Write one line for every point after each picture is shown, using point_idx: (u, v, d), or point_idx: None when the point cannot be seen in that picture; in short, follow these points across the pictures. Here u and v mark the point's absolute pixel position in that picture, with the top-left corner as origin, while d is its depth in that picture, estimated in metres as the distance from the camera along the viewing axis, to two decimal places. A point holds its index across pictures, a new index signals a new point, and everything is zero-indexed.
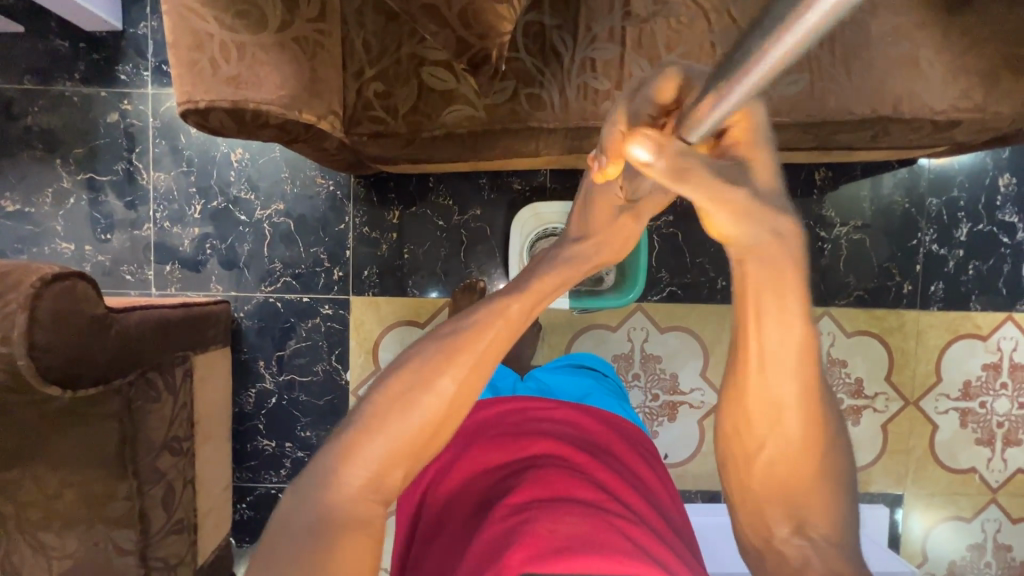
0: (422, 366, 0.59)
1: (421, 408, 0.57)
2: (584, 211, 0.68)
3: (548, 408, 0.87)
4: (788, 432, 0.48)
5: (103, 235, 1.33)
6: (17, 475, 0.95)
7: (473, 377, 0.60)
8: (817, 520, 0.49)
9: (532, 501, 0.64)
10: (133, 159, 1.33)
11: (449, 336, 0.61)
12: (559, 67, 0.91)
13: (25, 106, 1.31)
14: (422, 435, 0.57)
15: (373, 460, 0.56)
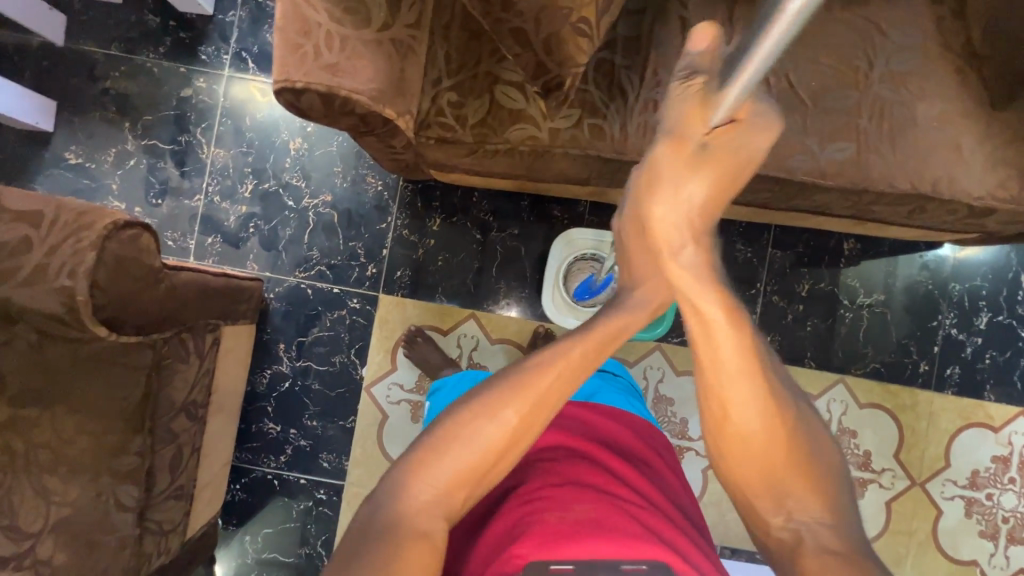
0: (485, 402, 0.66)
1: (487, 440, 0.64)
2: (626, 253, 0.77)
3: (563, 408, 0.89)
4: (741, 401, 0.64)
5: (155, 200, 1.38)
6: (37, 414, 0.96)
7: (535, 411, 0.66)
8: (792, 491, 0.63)
9: (544, 490, 0.72)
10: (197, 133, 1.38)
11: (518, 375, 0.67)
12: (623, 104, 0.96)
13: (106, 70, 1.38)
14: (487, 459, 0.64)
15: (438, 480, 0.63)
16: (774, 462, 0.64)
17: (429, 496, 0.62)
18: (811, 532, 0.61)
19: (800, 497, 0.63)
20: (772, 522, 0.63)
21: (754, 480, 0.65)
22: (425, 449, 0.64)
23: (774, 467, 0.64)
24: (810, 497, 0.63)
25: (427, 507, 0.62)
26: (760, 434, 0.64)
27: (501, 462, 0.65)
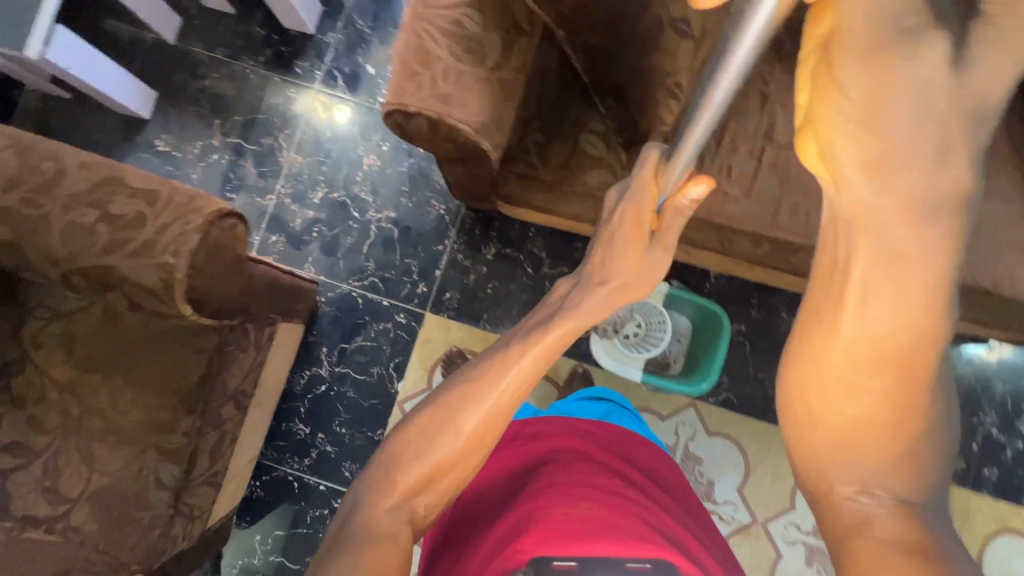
0: (440, 410, 0.68)
1: (444, 445, 0.66)
2: (608, 250, 0.79)
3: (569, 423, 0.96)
4: (875, 349, 0.49)
5: (229, 194, 1.45)
6: (99, 381, 0.99)
7: (495, 415, 0.68)
8: (880, 479, 0.51)
9: (548, 484, 0.78)
10: (279, 138, 1.47)
11: (473, 377, 0.69)
12: (700, 165, 1.01)
13: (208, 71, 1.48)
14: (448, 466, 0.66)
15: (403, 485, 0.65)
16: (890, 428, 0.50)
17: (392, 502, 0.64)
18: (895, 509, 0.50)
19: (884, 471, 0.51)
20: (839, 490, 0.52)
21: (831, 444, 0.52)
22: (390, 459, 0.67)
23: (870, 429, 0.51)
24: (899, 467, 0.51)
25: (393, 514, 0.64)
26: (872, 394, 0.50)
27: (464, 467, 0.68)
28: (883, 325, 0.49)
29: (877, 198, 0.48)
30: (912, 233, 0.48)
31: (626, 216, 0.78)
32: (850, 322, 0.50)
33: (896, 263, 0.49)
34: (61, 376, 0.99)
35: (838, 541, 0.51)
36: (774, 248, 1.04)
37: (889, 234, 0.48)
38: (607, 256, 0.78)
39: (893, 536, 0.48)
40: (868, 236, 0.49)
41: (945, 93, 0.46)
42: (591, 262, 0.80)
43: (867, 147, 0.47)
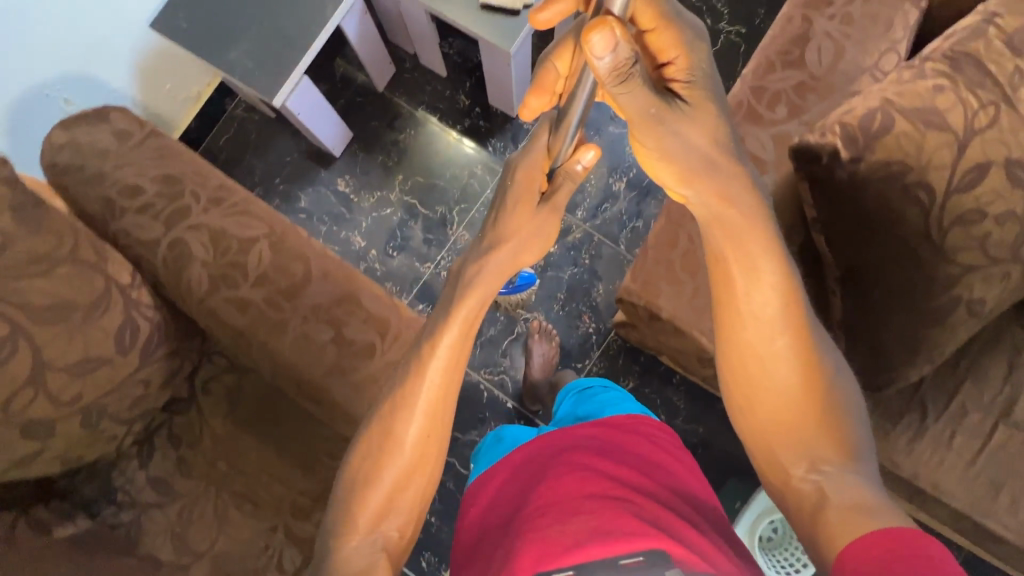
0: (379, 426, 0.70)
1: (391, 457, 0.68)
2: (499, 219, 0.73)
3: (558, 434, 0.78)
4: (759, 320, 0.66)
5: (391, 251, 1.45)
6: (252, 444, 1.00)
7: (429, 415, 0.70)
8: (825, 456, 0.63)
9: (543, 492, 0.68)
10: (452, 210, 1.46)
11: (392, 393, 0.71)
12: (919, 421, 0.92)
13: (405, 125, 1.50)
14: (401, 481, 0.68)
15: (368, 512, 0.67)
16: (778, 395, 0.66)
17: (364, 529, 0.67)
18: (840, 478, 0.61)
19: (827, 445, 0.63)
20: (795, 474, 0.64)
21: (776, 430, 0.66)
22: (347, 491, 0.69)
23: (791, 410, 0.65)
24: (827, 435, 0.64)
25: (364, 543, 0.67)
26: (779, 362, 0.65)
27: (420, 477, 0.70)
28: (763, 305, 0.66)
29: (711, 199, 0.66)
30: (736, 216, 0.66)
31: (517, 180, 0.72)
32: (771, 334, 0.66)
33: (748, 244, 0.66)
34: (219, 429, 1.01)
35: (807, 517, 0.61)
36: (974, 529, 0.93)
37: (726, 212, 0.66)
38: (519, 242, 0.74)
39: (857, 500, 0.59)
40: (719, 229, 0.66)
41: (721, 131, 0.65)
42: (484, 231, 0.75)
43: (697, 179, 0.65)
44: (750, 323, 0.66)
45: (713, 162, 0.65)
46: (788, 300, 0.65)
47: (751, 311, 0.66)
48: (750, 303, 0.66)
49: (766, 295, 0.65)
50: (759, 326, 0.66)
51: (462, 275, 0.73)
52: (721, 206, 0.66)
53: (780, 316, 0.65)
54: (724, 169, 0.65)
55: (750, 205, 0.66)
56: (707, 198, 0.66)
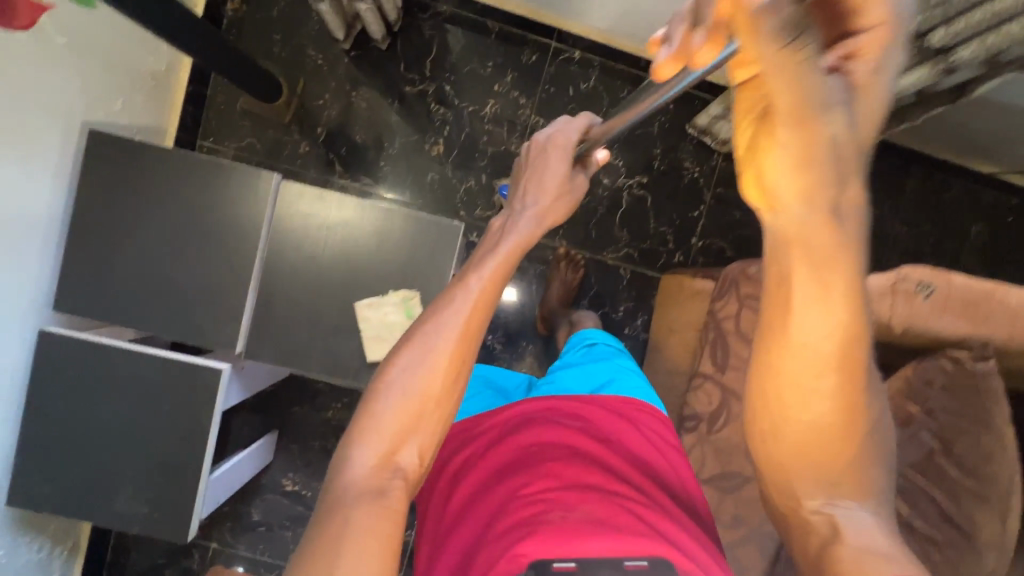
0: (405, 346, 0.63)
1: (426, 379, 0.62)
2: (541, 152, 0.79)
3: (538, 402, 0.87)
4: (816, 362, 0.43)
5: None
6: None
7: (458, 344, 0.64)
8: (848, 496, 0.47)
9: (541, 475, 0.70)
10: None
11: (431, 335, 0.63)
12: None
13: (329, 401, 1.37)
14: (427, 398, 0.61)
15: (393, 425, 0.60)
16: (812, 373, 0.43)
17: (384, 449, 0.59)
18: (858, 523, 0.46)
19: (845, 478, 0.47)
20: (806, 503, 0.48)
21: (798, 463, 0.47)
22: (374, 403, 0.61)
23: (817, 426, 0.45)
24: (852, 472, 0.47)
25: (382, 464, 0.58)
26: (815, 401, 0.44)
27: (447, 416, 0.63)
28: (820, 333, 0.42)
29: (810, 231, 0.38)
30: (830, 246, 0.38)
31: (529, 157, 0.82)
32: (819, 373, 0.43)
33: (823, 273, 0.40)
34: None
35: (813, 560, 0.48)
36: None
37: (836, 230, 0.38)
38: (517, 221, 0.73)
39: (871, 543, 0.45)
40: (800, 251, 0.39)
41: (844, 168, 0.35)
42: (512, 194, 0.79)
43: (807, 192, 0.36)
44: (787, 341, 0.43)
45: (829, 211, 0.37)
46: (857, 340, 0.42)
47: (798, 344, 0.43)
48: (802, 336, 0.43)
49: (824, 335, 0.42)
50: (807, 367, 0.43)
51: (509, 224, 0.73)
52: (827, 235, 0.38)
53: (840, 346, 0.42)
54: (839, 230, 0.38)
55: (851, 231, 0.38)
56: (784, 238, 0.39)
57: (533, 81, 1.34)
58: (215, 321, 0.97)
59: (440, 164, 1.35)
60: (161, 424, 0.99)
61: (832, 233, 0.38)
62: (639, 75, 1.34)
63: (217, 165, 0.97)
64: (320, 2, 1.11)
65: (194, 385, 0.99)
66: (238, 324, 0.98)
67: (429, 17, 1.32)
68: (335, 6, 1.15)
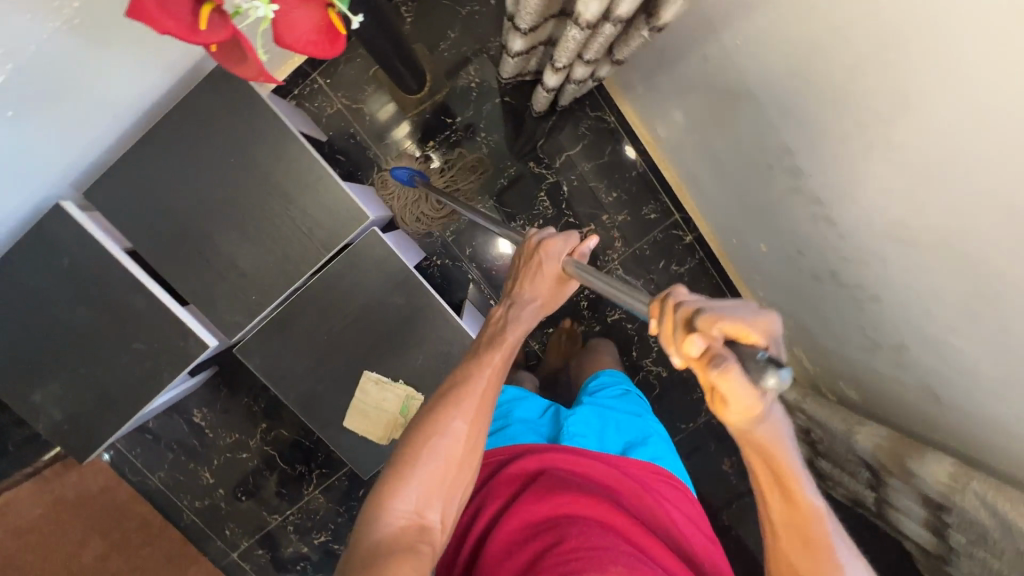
0: (433, 416, 0.68)
1: (449, 449, 0.67)
2: (534, 276, 0.75)
3: (561, 453, 0.79)
4: (780, 476, 0.51)
5: (240, 494, 1.39)
6: None
7: (475, 411, 0.69)
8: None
9: (572, 533, 0.64)
10: (312, 470, 1.40)
11: (454, 391, 0.70)
12: None
13: None
14: (449, 469, 0.67)
15: (418, 493, 0.65)
16: (788, 500, 0.52)
17: (411, 513, 0.64)
18: None
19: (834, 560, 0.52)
20: None
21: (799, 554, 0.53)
22: (394, 463, 0.67)
23: (794, 538, 0.53)
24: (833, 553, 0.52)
25: (408, 524, 0.63)
26: (801, 511, 0.52)
27: (465, 468, 0.68)
28: (784, 457, 0.51)
29: (764, 437, 0.49)
30: (769, 433, 0.49)
31: (519, 252, 0.78)
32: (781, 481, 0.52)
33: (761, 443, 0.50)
34: None
35: None
36: None
37: (779, 430, 0.49)
38: (518, 316, 0.74)
39: None
40: (765, 432, 0.49)
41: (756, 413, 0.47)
42: (504, 293, 0.79)
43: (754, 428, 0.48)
44: (756, 453, 0.50)
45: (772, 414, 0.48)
46: (790, 455, 0.51)
47: (763, 457, 0.51)
48: (768, 455, 0.50)
49: (779, 449, 0.50)
50: (767, 473, 0.52)
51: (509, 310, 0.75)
52: (771, 425, 0.48)
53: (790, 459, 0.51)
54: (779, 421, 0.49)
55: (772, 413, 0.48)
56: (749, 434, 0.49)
57: (638, 234, 1.32)
58: (230, 304, 0.93)
59: (512, 246, 1.30)
60: (120, 356, 0.94)
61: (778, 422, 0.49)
62: (722, 292, 1.31)
63: (319, 176, 0.92)
64: (509, 56, 0.99)
65: (171, 343, 0.95)
66: (248, 318, 0.94)
67: (592, 116, 1.28)
68: (521, 62, 1.01)
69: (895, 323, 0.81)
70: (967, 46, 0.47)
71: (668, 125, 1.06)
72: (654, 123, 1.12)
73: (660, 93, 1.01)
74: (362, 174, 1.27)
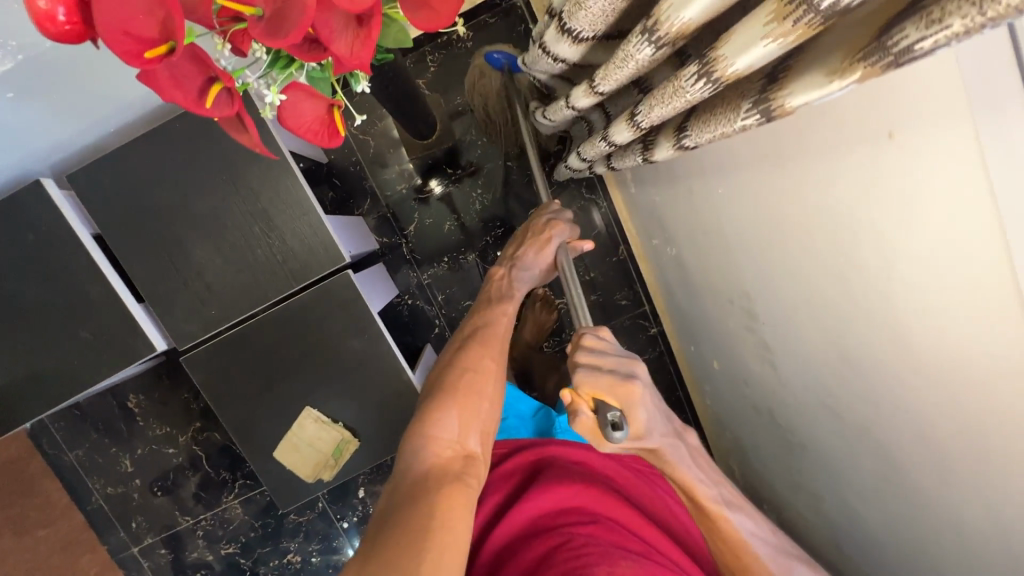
0: (459, 358, 0.71)
1: (482, 379, 0.69)
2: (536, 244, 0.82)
3: (552, 448, 0.88)
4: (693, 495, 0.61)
5: (156, 488, 1.36)
6: None
7: (497, 348, 0.73)
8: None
9: (576, 530, 0.68)
10: (236, 479, 1.37)
11: (476, 339, 0.73)
12: None
13: None
14: (486, 398, 0.68)
15: (458, 420, 0.65)
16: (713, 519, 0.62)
17: (452, 441, 0.64)
18: None
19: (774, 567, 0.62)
20: None
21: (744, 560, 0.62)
22: (427, 403, 0.68)
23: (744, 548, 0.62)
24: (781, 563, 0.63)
25: (451, 452, 0.63)
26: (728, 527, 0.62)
27: (496, 398, 0.70)
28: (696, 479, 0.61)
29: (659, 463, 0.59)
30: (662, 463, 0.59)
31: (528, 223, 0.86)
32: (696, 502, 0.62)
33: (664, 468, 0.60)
34: None
35: None
36: None
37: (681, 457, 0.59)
38: (520, 276, 0.80)
39: None
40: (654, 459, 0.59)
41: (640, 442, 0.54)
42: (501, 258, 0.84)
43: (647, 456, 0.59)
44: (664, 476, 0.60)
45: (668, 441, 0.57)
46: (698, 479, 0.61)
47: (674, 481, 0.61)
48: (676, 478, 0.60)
49: (687, 470, 0.60)
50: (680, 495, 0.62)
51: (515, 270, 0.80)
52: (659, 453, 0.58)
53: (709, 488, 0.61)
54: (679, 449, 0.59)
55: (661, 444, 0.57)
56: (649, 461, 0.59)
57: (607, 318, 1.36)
58: (189, 314, 0.93)
59: None
60: (62, 341, 0.93)
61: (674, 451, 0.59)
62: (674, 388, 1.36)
63: (308, 213, 0.93)
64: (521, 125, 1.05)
65: (122, 339, 0.94)
66: (203, 331, 0.94)
67: (587, 198, 1.33)
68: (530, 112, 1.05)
69: (818, 476, 0.85)
70: (908, 290, 0.51)
71: (653, 231, 1.11)
72: (641, 223, 1.17)
73: (651, 205, 1.06)
74: (354, 203, 1.30)
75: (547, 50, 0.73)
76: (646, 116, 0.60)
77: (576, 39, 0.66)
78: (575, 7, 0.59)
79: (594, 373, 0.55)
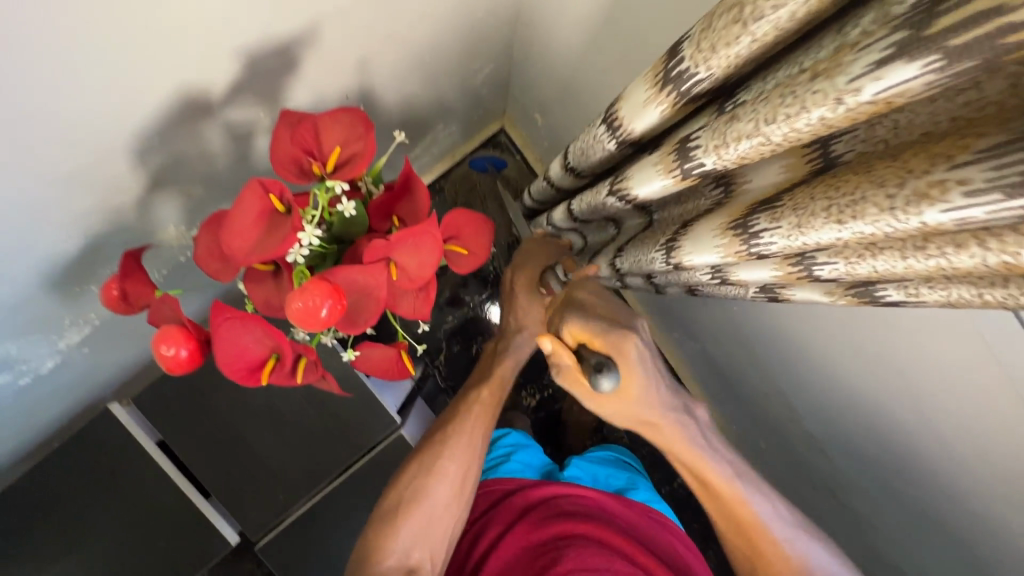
0: (422, 455, 0.69)
1: (432, 488, 0.67)
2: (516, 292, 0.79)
3: (562, 483, 0.80)
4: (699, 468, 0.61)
5: None
6: None
7: (460, 451, 0.69)
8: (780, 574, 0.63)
9: (570, 557, 0.64)
10: None
11: (443, 431, 0.71)
12: None
13: None
14: (442, 502, 0.67)
15: (406, 532, 0.64)
16: (712, 492, 0.64)
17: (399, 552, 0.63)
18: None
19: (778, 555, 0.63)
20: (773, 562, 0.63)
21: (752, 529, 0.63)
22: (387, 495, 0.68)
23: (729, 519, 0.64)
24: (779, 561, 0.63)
25: (396, 566, 0.62)
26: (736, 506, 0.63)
27: (452, 504, 0.67)
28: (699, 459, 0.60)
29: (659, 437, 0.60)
30: (659, 434, 0.59)
31: (518, 274, 0.79)
32: (696, 472, 0.62)
33: (668, 443, 0.60)
34: None
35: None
36: None
37: (682, 432, 0.59)
38: (512, 348, 0.77)
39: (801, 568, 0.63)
40: (652, 430, 0.59)
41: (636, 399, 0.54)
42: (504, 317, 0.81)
43: (641, 424, 0.58)
44: (669, 446, 0.60)
45: (665, 414, 0.56)
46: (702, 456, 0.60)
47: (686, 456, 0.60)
48: (682, 454, 0.60)
49: (688, 446, 0.60)
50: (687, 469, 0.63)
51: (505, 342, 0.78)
52: (653, 419, 0.57)
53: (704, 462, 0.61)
54: (678, 427, 0.58)
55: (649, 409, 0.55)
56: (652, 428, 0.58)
57: None
58: (258, 503, 0.98)
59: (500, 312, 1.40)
60: (140, 555, 0.96)
61: (673, 424, 0.58)
62: None
63: (357, 385, 0.98)
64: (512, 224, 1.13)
65: (199, 541, 0.98)
66: (273, 517, 0.98)
67: None
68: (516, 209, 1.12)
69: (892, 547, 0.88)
70: None
71: (670, 325, 1.18)
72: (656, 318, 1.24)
73: (665, 305, 1.13)
74: None
75: (550, 178, 0.81)
76: (664, 280, 0.71)
77: (577, 175, 0.72)
78: (580, 153, 0.66)
79: (590, 337, 0.52)
